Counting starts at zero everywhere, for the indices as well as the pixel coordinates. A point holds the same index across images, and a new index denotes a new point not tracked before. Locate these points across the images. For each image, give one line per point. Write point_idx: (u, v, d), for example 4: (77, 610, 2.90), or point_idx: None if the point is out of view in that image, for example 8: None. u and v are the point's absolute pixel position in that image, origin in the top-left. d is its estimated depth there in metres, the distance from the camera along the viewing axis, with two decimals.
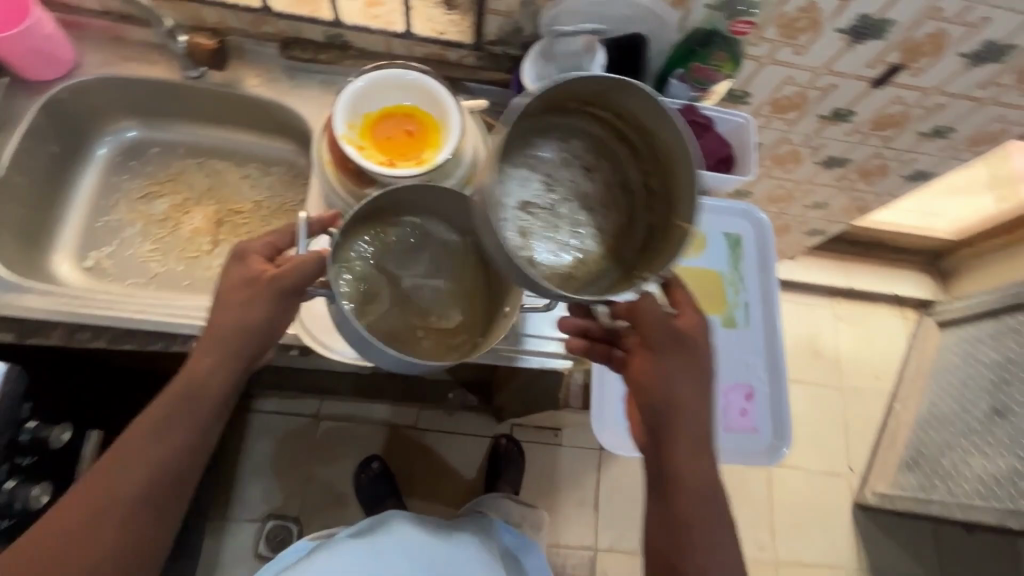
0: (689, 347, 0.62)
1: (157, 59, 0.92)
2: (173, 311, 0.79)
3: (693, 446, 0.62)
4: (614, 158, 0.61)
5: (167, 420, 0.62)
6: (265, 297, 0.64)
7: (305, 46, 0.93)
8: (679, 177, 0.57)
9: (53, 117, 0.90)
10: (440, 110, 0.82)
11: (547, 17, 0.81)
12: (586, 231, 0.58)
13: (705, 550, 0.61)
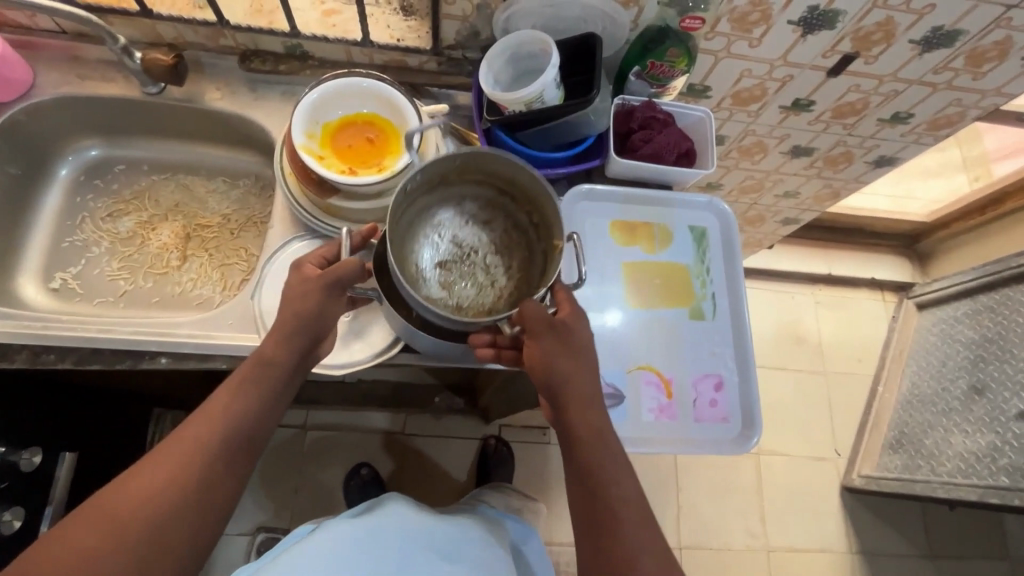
0: (568, 334, 0.71)
1: (114, 76, 0.92)
2: (137, 329, 0.78)
3: (581, 417, 0.71)
4: (506, 208, 0.78)
5: (227, 408, 0.66)
6: (317, 296, 0.68)
7: (265, 57, 0.93)
8: (548, 211, 0.73)
9: (11, 139, 0.89)
10: (401, 117, 0.83)
11: (501, 20, 0.82)
12: (496, 269, 0.77)
13: (613, 492, 0.70)
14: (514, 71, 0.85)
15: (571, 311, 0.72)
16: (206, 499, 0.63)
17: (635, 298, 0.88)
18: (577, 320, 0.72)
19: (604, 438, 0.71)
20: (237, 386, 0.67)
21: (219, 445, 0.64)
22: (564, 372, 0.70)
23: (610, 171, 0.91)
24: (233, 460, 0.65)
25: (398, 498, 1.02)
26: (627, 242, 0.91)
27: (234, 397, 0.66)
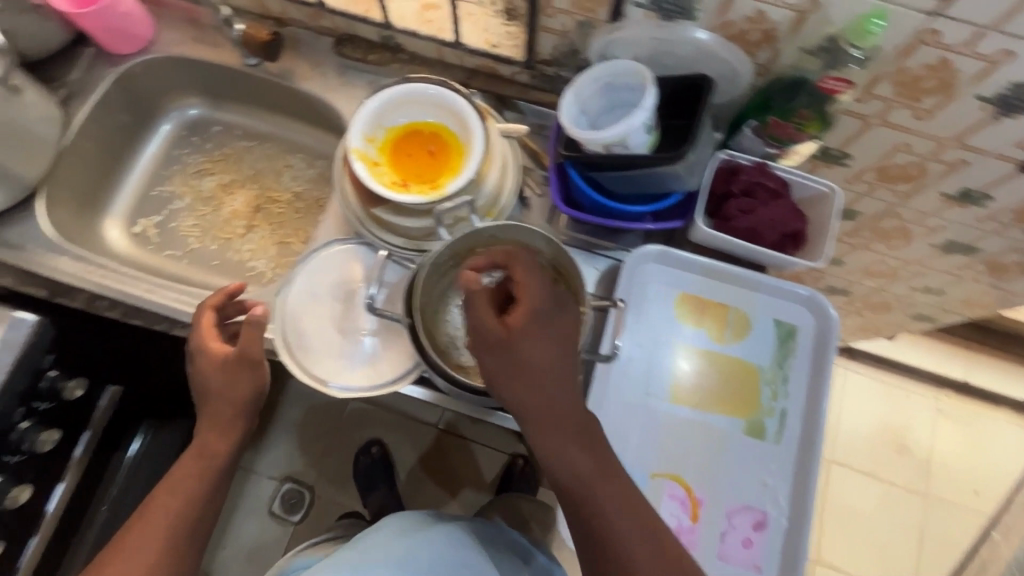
0: (525, 334, 0.60)
1: (222, 43, 0.94)
2: (179, 297, 0.82)
3: (563, 447, 0.61)
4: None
5: (171, 505, 0.69)
6: (238, 376, 0.72)
7: (358, 45, 0.91)
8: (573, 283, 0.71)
9: (126, 89, 0.95)
10: (467, 132, 0.75)
11: (599, 42, 0.71)
12: None
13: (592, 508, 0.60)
14: (612, 106, 0.73)
15: (529, 303, 0.61)
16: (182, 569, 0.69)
17: (682, 391, 0.74)
18: (535, 313, 0.61)
19: (589, 474, 0.60)
20: (182, 472, 0.71)
21: (176, 525, 0.69)
22: (526, 389, 0.60)
23: (693, 237, 0.76)
24: (186, 541, 0.69)
25: (384, 525, 0.87)
26: (693, 322, 0.77)
27: (181, 484, 0.71)
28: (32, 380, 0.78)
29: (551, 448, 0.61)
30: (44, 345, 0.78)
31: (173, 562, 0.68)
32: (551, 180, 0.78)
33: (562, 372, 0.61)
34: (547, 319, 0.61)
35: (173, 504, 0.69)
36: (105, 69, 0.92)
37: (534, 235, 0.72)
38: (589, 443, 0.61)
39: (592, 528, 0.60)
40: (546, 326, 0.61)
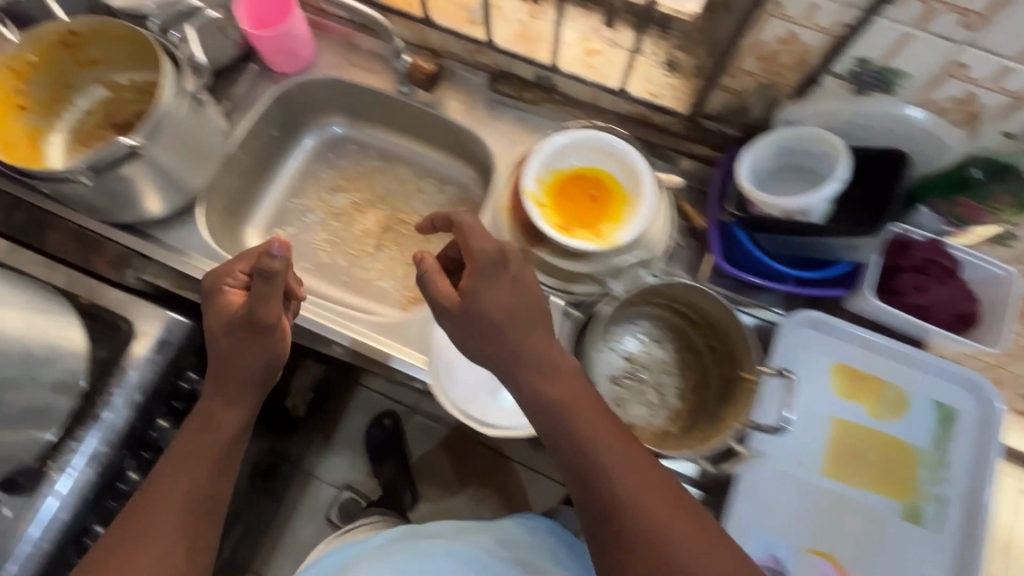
0: (475, 291, 0.64)
1: (379, 70, 0.98)
2: (322, 311, 0.83)
3: (553, 419, 0.61)
4: (682, 330, 0.80)
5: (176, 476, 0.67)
6: (247, 343, 0.70)
7: (513, 82, 0.93)
8: (732, 340, 0.72)
9: (283, 105, 0.99)
10: (635, 183, 0.75)
11: (793, 112, 0.72)
12: (667, 387, 0.79)
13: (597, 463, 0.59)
14: (780, 170, 0.74)
15: (471, 259, 0.65)
16: (201, 537, 0.68)
17: (834, 465, 0.72)
18: (486, 268, 0.65)
19: (589, 441, 0.60)
20: (187, 446, 0.70)
21: (188, 501, 0.67)
22: (498, 350, 0.63)
23: (852, 305, 0.75)
24: (199, 508, 0.68)
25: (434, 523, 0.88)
26: (848, 395, 0.75)
27: (186, 461, 0.69)
28: (174, 379, 0.84)
29: (545, 423, 0.62)
30: (189, 345, 0.85)
31: (187, 526, 0.66)
32: (712, 239, 0.77)
33: (522, 326, 0.64)
34: (492, 275, 0.65)
35: (178, 479, 0.67)
36: (267, 87, 0.97)
37: (704, 296, 0.72)
38: (578, 408, 0.61)
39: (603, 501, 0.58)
40: (497, 280, 0.65)
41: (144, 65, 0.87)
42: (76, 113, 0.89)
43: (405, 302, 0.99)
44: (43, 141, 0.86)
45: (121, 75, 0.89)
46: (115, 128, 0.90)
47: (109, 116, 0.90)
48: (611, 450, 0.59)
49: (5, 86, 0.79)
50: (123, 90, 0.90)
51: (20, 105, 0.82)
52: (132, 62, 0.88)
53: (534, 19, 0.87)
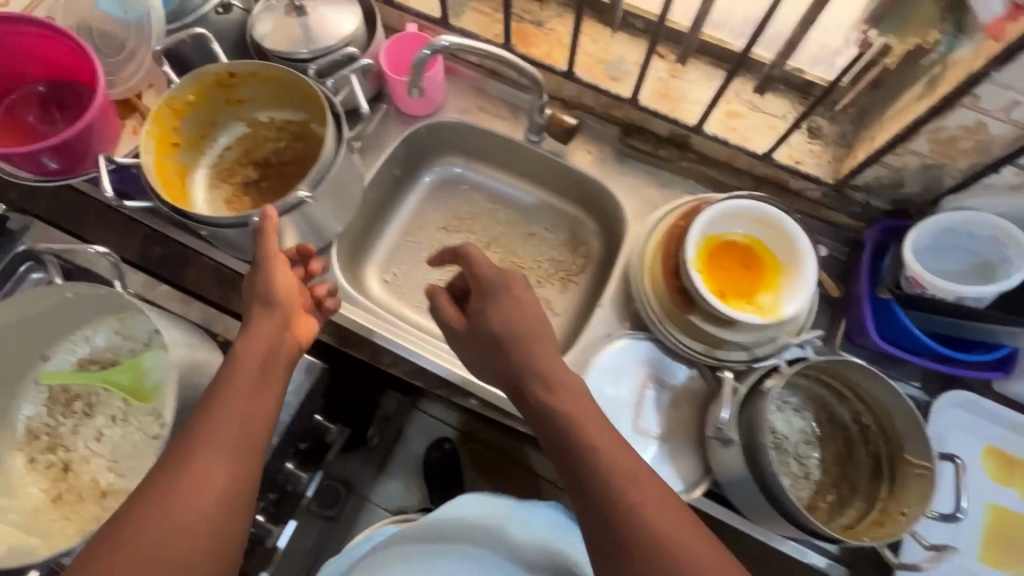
0: (483, 310, 0.70)
1: (507, 116, 0.99)
2: (453, 359, 0.85)
3: (553, 432, 0.63)
4: (825, 402, 0.78)
5: (214, 411, 0.58)
6: (264, 285, 0.66)
7: (647, 137, 0.93)
8: (894, 421, 0.72)
9: (409, 146, 1.00)
10: (791, 253, 0.76)
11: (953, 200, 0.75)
12: (810, 460, 0.77)
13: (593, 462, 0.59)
14: (937, 253, 0.75)
15: (478, 283, 0.71)
16: (245, 471, 0.58)
17: (993, 550, 0.73)
18: (494, 289, 0.70)
19: (603, 465, 0.59)
20: (224, 380, 0.60)
21: (230, 432, 0.57)
22: (507, 367, 0.68)
23: (1004, 388, 0.77)
24: (242, 443, 0.58)
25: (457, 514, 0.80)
26: (999, 479, 0.76)
27: (217, 400, 0.59)
28: (305, 422, 0.85)
29: (553, 448, 0.62)
30: (319, 390, 0.85)
31: (228, 459, 0.56)
32: (866, 316, 0.77)
33: (529, 347, 0.67)
34: (502, 297, 0.70)
35: (213, 416, 0.58)
36: (397, 128, 0.97)
37: (880, 381, 0.71)
38: (588, 428, 0.61)
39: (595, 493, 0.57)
40: (499, 298, 0.70)
41: (296, 110, 0.88)
42: (218, 148, 0.90)
43: None
44: (188, 176, 0.87)
45: (265, 114, 0.90)
46: (255, 166, 0.91)
47: (250, 155, 0.91)
48: (621, 470, 0.59)
49: (165, 124, 0.81)
50: (267, 130, 0.90)
51: (173, 142, 0.84)
52: (282, 105, 0.88)
53: (675, 78, 0.90)
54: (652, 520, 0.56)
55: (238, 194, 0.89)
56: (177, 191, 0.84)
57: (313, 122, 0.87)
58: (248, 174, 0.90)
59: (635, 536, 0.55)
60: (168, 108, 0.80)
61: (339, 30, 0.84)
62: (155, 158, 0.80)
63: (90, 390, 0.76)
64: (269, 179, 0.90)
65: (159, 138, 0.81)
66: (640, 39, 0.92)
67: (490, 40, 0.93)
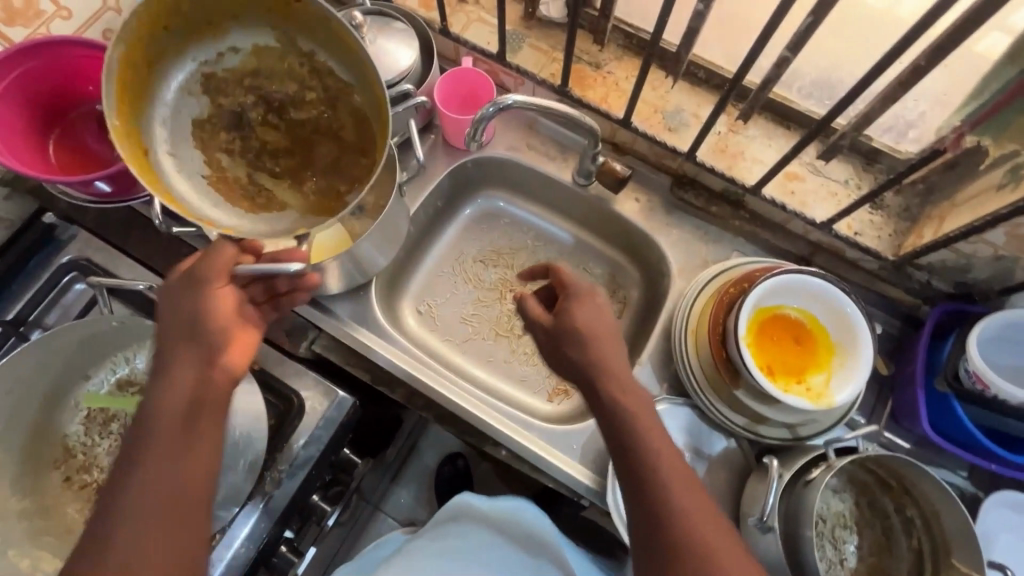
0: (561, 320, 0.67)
1: (556, 156, 0.97)
2: (485, 408, 0.82)
3: None
4: (868, 487, 0.76)
5: (133, 474, 0.52)
6: (183, 311, 0.60)
7: (699, 191, 0.90)
8: (942, 514, 0.70)
9: (454, 178, 0.99)
10: (846, 335, 0.73)
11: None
12: (849, 546, 0.74)
13: (655, 482, 0.57)
14: (1017, 350, 0.72)
15: (565, 286, 0.70)
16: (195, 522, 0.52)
17: None
18: (579, 294, 0.68)
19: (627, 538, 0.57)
20: (140, 437, 0.54)
21: (159, 490, 0.52)
22: None
23: None
24: (177, 498, 0.52)
25: (454, 506, 0.87)
26: None
27: (136, 462, 0.53)
28: (334, 456, 0.85)
29: None
30: (350, 424, 0.85)
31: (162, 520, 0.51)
32: (921, 405, 0.74)
33: (587, 396, 0.64)
34: (591, 304, 0.68)
35: (126, 494, 0.51)
36: (444, 161, 0.96)
37: (927, 476, 0.68)
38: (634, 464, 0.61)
39: (649, 510, 0.56)
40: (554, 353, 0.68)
41: (352, 72, 0.66)
42: (221, 47, 0.67)
43: (550, 393, 0.96)
44: (163, 69, 0.64)
45: (310, 46, 0.67)
46: (260, 98, 0.69)
47: (259, 78, 0.69)
48: (686, 487, 0.57)
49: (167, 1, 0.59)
50: (297, 63, 0.68)
51: (162, 23, 0.61)
52: (338, 54, 0.66)
53: (734, 133, 0.87)
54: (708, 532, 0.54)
55: (216, 128, 0.68)
56: (137, 92, 0.62)
57: (367, 108, 0.67)
58: (244, 107, 0.69)
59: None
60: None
61: (397, 65, 0.84)
62: (126, 44, 0.59)
63: (127, 411, 0.77)
64: (269, 131, 0.69)
65: (150, 19, 0.59)
66: (702, 90, 0.89)
67: (546, 80, 0.91)
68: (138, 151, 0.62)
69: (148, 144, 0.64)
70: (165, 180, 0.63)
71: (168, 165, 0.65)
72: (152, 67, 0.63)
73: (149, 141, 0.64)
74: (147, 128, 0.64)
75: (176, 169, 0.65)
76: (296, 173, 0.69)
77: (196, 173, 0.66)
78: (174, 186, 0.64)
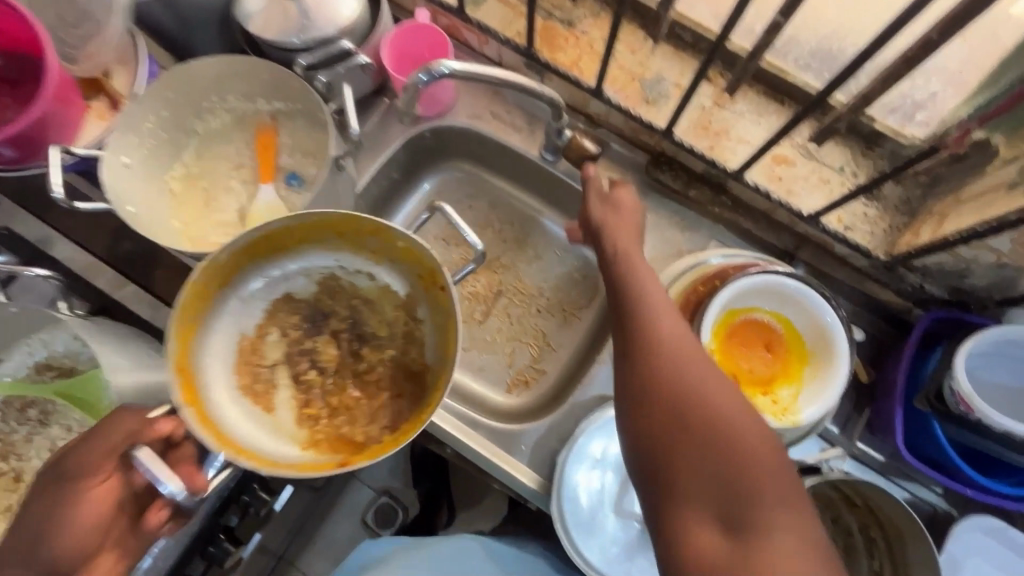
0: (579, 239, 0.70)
1: (523, 127, 0.87)
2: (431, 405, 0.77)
3: None
4: (832, 503, 0.71)
5: None
6: (46, 509, 0.53)
7: (678, 172, 0.81)
8: (908, 544, 0.65)
9: (410, 149, 0.89)
10: (821, 343, 0.67)
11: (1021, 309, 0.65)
12: None
13: (650, 312, 0.58)
14: (1012, 369, 0.65)
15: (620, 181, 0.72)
16: None
17: None
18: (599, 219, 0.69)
19: None
20: None
21: None
22: None
23: None
24: None
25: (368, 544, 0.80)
26: None
27: None
28: None
29: None
30: None
31: None
32: (897, 422, 0.68)
33: None
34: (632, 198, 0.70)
35: None
36: (399, 128, 0.87)
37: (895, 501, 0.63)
38: None
39: (643, 335, 0.56)
40: None
41: (432, 357, 0.71)
42: (363, 268, 0.75)
43: (508, 384, 0.90)
44: (306, 250, 0.72)
45: (422, 318, 0.74)
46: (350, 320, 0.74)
47: (364, 306, 0.75)
48: (687, 348, 0.55)
49: (354, 224, 0.68)
50: (403, 318, 0.74)
51: (340, 232, 0.70)
52: (438, 338, 0.72)
53: (719, 108, 0.77)
54: (718, 400, 0.51)
55: (290, 312, 0.73)
56: (276, 248, 0.70)
57: (425, 391, 0.69)
58: (331, 313, 0.74)
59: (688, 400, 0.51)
60: (374, 226, 0.67)
61: (339, 15, 0.74)
62: (296, 219, 0.66)
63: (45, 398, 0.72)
64: (325, 346, 0.72)
65: (331, 223, 0.68)
66: (686, 55, 0.78)
67: (511, 39, 0.80)
68: (208, 284, 0.64)
69: (235, 282, 0.69)
70: (212, 313, 0.67)
71: (233, 304, 0.70)
72: (298, 244, 0.71)
73: (238, 279, 0.69)
74: (243, 274, 0.69)
75: (231, 314, 0.69)
76: (307, 405, 0.69)
77: (246, 326, 0.70)
78: (212, 331, 0.67)
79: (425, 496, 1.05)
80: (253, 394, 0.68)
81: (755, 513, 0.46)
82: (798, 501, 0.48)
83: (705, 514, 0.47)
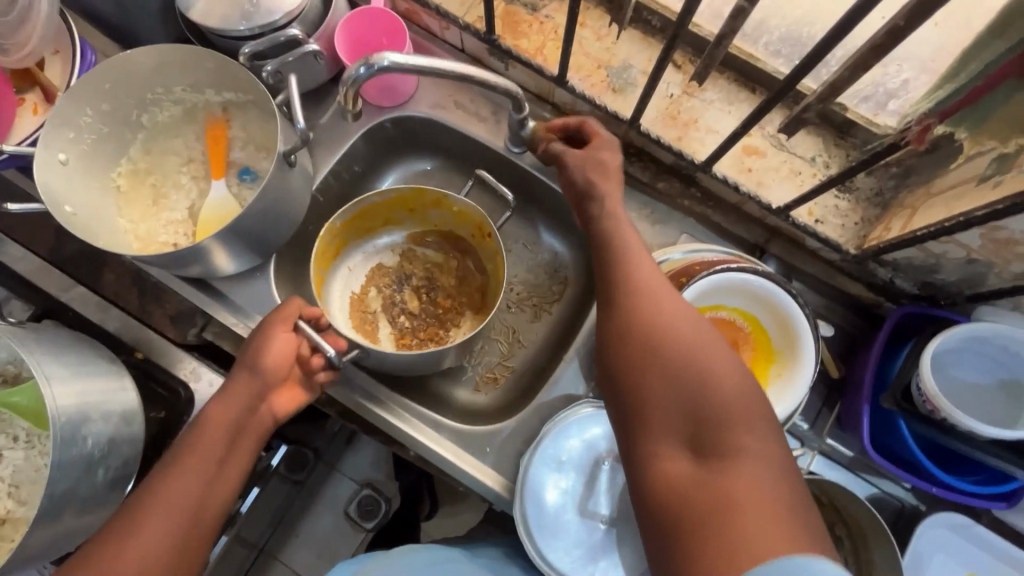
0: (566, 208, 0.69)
1: (488, 116, 0.84)
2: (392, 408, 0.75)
3: None
4: None
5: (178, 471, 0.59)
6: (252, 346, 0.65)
7: (647, 163, 0.79)
8: (872, 542, 0.64)
9: (372, 141, 0.86)
10: (788, 343, 0.65)
11: (988, 305, 0.64)
12: None
13: (624, 259, 0.61)
14: (980, 364, 0.64)
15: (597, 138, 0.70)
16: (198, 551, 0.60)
17: None
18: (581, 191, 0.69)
19: None
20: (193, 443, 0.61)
21: (189, 503, 0.58)
22: None
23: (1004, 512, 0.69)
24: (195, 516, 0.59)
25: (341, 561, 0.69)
26: None
27: (177, 454, 0.60)
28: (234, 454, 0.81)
29: None
30: None
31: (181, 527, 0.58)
32: (864, 422, 0.67)
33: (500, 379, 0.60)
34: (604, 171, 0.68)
35: (147, 498, 0.58)
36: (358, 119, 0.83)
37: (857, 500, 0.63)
38: None
39: (618, 280, 0.60)
40: None
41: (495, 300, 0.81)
42: (434, 238, 0.86)
43: (477, 382, 0.87)
44: (393, 227, 0.86)
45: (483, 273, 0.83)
46: (427, 279, 0.85)
47: (436, 269, 0.85)
48: (656, 289, 0.58)
49: (420, 194, 0.80)
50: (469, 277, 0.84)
51: (412, 206, 0.82)
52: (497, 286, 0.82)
53: (688, 97, 0.74)
54: (683, 330, 0.53)
55: (384, 275, 0.86)
56: (370, 222, 0.84)
57: None
58: (411, 275, 0.86)
59: (655, 334, 0.54)
60: (437, 196, 0.79)
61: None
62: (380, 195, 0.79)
63: None
64: (411, 299, 0.84)
65: (404, 199, 0.81)
66: (654, 40, 0.75)
67: (470, 25, 0.76)
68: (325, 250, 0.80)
69: (343, 252, 0.84)
70: (331, 270, 0.83)
71: (342, 270, 0.85)
72: (386, 220, 0.84)
73: (346, 251, 0.84)
74: (348, 246, 0.84)
75: (342, 278, 0.85)
76: (403, 339, 0.82)
77: (355, 286, 0.85)
78: (331, 289, 0.83)
79: (405, 487, 1.03)
80: (362, 329, 0.82)
81: (718, 430, 0.47)
82: (758, 413, 0.48)
83: (673, 437, 0.49)
